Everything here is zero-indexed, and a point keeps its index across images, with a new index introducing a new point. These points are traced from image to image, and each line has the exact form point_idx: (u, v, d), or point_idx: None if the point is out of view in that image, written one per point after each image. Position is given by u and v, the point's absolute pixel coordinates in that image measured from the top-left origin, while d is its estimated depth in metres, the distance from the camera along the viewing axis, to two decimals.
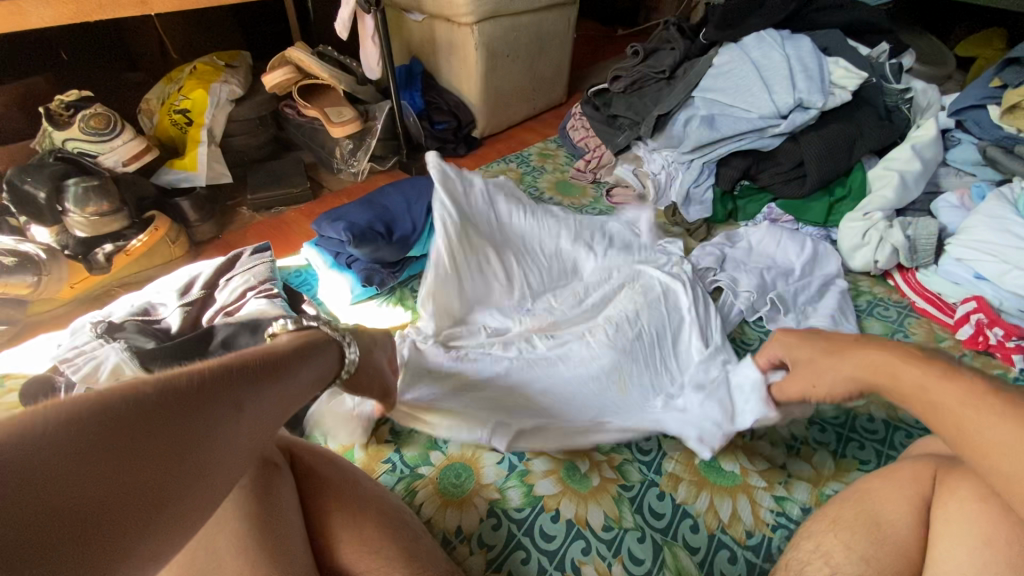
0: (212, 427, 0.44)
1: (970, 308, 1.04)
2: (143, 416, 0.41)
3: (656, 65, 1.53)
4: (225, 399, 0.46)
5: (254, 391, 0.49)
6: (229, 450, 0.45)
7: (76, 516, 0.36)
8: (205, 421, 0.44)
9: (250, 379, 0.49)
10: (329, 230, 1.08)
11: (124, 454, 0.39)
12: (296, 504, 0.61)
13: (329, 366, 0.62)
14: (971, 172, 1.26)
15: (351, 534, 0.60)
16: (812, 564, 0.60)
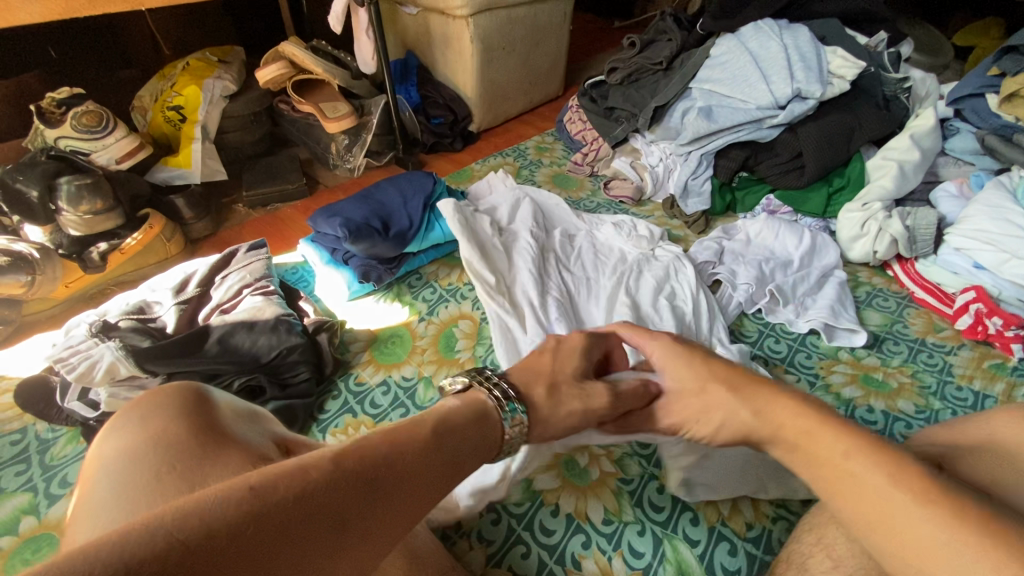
0: (335, 546, 0.39)
1: (969, 298, 1.03)
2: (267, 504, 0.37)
3: (653, 56, 1.52)
4: (348, 509, 0.41)
5: (386, 482, 0.44)
6: (355, 536, 0.41)
7: None
8: (328, 541, 0.39)
9: (377, 471, 0.44)
10: (325, 226, 1.08)
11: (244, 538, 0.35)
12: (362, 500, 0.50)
13: (478, 443, 0.56)
14: (970, 161, 1.25)
15: None
16: (813, 557, 0.60)
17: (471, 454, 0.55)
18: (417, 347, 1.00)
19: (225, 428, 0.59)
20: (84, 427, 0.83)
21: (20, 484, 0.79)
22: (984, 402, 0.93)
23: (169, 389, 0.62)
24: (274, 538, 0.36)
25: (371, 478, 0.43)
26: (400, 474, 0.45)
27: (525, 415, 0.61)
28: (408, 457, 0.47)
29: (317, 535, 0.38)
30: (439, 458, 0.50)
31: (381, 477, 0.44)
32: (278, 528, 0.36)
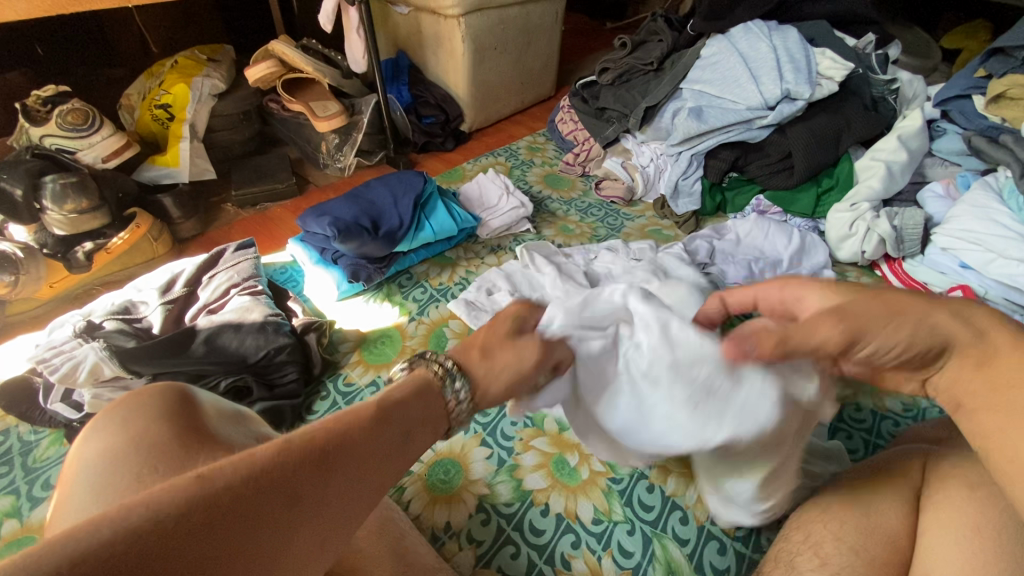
0: (286, 529, 0.38)
1: (956, 297, 1.04)
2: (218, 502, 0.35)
3: (644, 57, 1.53)
4: (299, 493, 0.39)
5: (342, 466, 0.42)
6: (311, 526, 0.39)
7: None
8: (278, 528, 0.37)
9: (334, 461, 0.41)
10: (314, 225, 1.07)
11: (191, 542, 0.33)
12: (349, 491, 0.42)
13: (428, 416, 0.51)
14: (957, 162, 1.27)
15: None
16: (801, 554, 0.60)
17: (429, 429, 0.51)
18: (407, 347, 0.99)
19: (207, 427, 0.58)
20: (67, 429, 0.82)
21: (2, 487, 0.77)
22: None
23: (152, 389, 0.62)
24: (220, 533, 0.35)
25: (322, 462, 0.41)
26: (354, 460, 0.43)
27: (468, 392, 0.53)
28: (364, 440, 0.44)
29: (267, 523, 0.37)
30: (395, 436, 0.46)
31: (335, 463, 0.41)
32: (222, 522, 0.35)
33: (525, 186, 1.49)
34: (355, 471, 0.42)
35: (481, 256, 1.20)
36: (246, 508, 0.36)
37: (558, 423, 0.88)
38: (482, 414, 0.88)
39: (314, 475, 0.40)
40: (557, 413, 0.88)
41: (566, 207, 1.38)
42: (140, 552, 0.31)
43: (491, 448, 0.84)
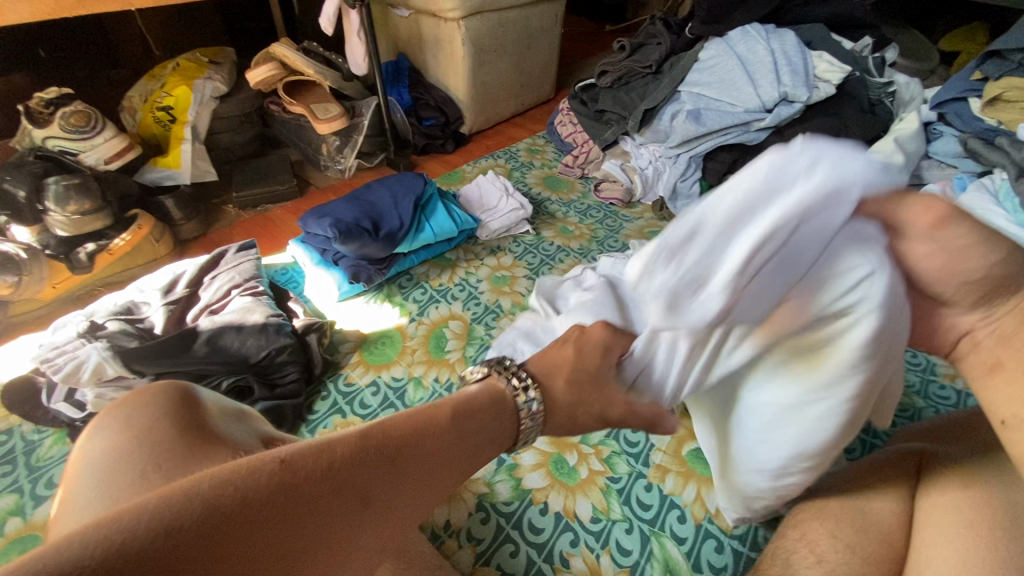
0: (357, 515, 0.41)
1: None
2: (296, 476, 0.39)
3: (643, 60, 1.54)
4: (372, 488, 0.42)
5: (408, 464, 0.45)
6: (377, 519, 0.42)
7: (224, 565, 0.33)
8: (350, 513, 0.40)
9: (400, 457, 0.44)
10: (315, 227, 1.08)
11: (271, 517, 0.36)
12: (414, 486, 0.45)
13: (497, 428, 0.54)
14: (953, 164, 1.27)
15: None
16: (797, 552, 0.60)
17: (493, 438, 0.53)
18: (407, 348, 1.00)
19: (209, 423, 0.59)
20: (71, 428, 0.83)
21: (6, 485, 0.78)
22: (966, 400, 0.95)
23: (158, 386, 0.63)
24: (298, 510, 0.38)
25: (390, 456, 0.44)
26: (417, 458, 0.46)
27: (541, 404, 0.56)
28: (429, 444, 0.47)
29: (339, 507, 0.40)
30: (457, 440, 0.49)
31: (403, 462, 0.44)
32: (302, 499, 0.38)
33: (524, 188, 1.50)
34: (418, 468, 0.45)
35: (481, 258, 1.21)
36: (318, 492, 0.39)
37: None
38: None
39: (384, 467, 0.43)
40: None
41: (565, 208, 1.38)
42: (227, 517, 0.35)
43: None
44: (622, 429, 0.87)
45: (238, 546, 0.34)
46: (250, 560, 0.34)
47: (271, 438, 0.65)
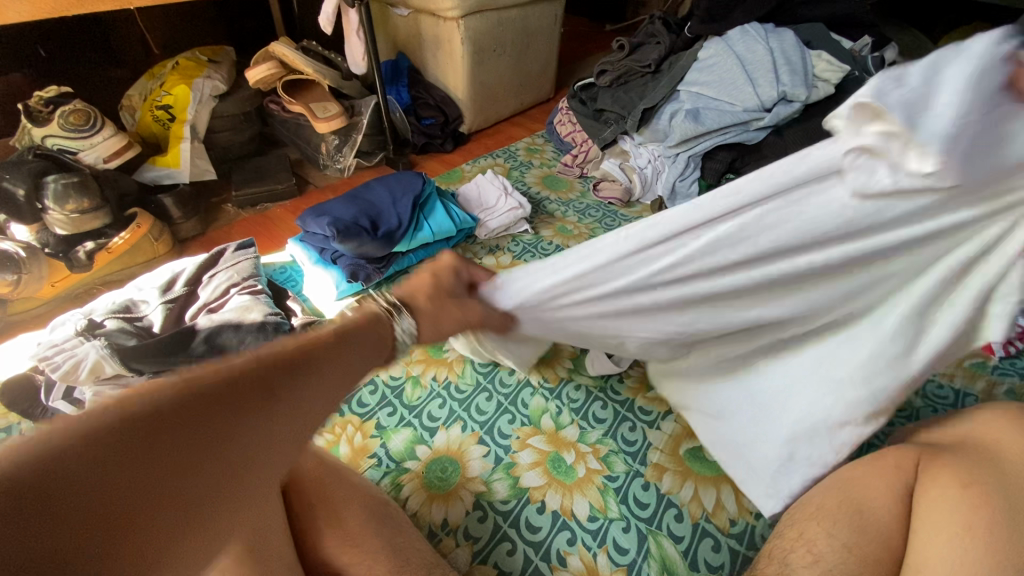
0: (242, 455, 0.40)
1: None
2: (182, 410, 0.36)
3: (642, 59, 1.54)
4: (270, 401, 0.41)
5: (294, 383, 0.43)
6: (262, 449, 0.41)
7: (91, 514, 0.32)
8: (228, 433, 0.39)
9: (290, 378, 0.43)
10: (313, 226, 1.08)
11: (153, 469, 0.35)
12: (301, 408, 0.44)
13: (376, 348, 0.54)
14: None
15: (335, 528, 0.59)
16: (794, 551, 0.61)
17: (372, 360, 0.54)
18: None
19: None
20: None
21: None
22: (964, 400, 0.95)
23: None
24: (173, 432, 0.35)
25: (268, 385, 0.41)
26: (297, 375, 0.44)
27: (413, 329, 0.57)
28: (314, 365, 0.46)
29: (217, 430, 0.38)
30: (341, 360, 0.49)
31: (286, 386, 0.43)
32: (173, 439, 0.35)
33: (523, 187, 1.50)
34: (299, 380, 0.44)
35: (480, 257, 1.21)
36: (202, 427, 0.37)
37: (555, 422, 0.88)
38: (480, 413, 0.88)
39: (265, 393, 0.41)
40: (554, 411, 0.88)
41: (564, 208, 1.39)
42: (96, 448, 0.32)
43: (488, 446, 0.84)
44: (620, 428, 0.86)
45: (115, 479, 0.33)
46: (136, 496, 0.34)
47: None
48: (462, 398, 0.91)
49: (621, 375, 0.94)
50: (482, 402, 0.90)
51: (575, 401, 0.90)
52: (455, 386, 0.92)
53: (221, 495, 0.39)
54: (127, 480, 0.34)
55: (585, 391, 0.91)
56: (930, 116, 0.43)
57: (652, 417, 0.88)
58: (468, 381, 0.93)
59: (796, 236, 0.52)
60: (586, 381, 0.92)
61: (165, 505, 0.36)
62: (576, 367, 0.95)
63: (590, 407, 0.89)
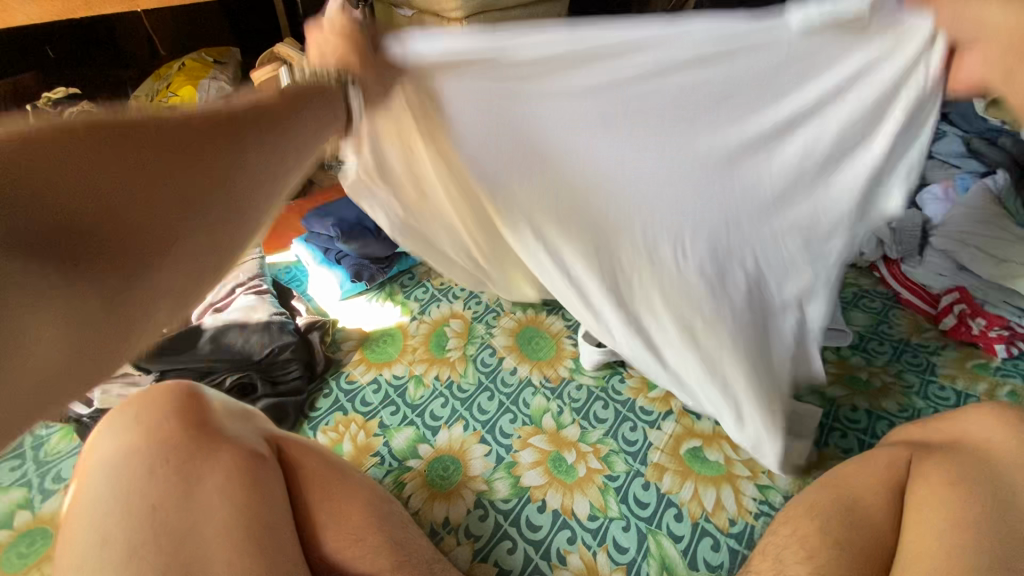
0: (210, 180, 0.51)
1: (953, 299, 1.06)
2: (121, 143, 0.47)
3: None
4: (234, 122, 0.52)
5: (260, 138, 0.53)
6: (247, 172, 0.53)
7: (75, 214, 0.45)
8: (194, 174, 0.50)
9: (251, 146, 0.53)
10: (318, 225, 1.11)
11: (112, 179, 0.46)
12: (257, 150, 0.53)
13: (328, 124, 0.57)
14: (956, 164, 1.24)
15: (337, 524, 0.61)
16: (787, 548, 0.61)
17: (326, 123, 0.57)
18: (408, 346, 1.00)
19: (214, 419, 0.62)
20: (78, 424, 0.84)
21: (15, 480, 0.80)
22: (966, 401, 0.95)
23: (162, 386, 0.64)
24: (130, 143, 0.47)
25: (238, 131, 0.52)
26: (257, 128, 0.53)
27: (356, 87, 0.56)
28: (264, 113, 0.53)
29: (181, 165, 0.50)
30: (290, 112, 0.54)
31: (237, 142, 0.52)
32: (142, 160, 0.48)
33: None
34: (258, 134, 0.53)
35: None
36: (158, 159, 0.48)
37: (556, 421, 0.88)
38: (482, 412, 0.89)
39: (226, 133, 0.52)
40: (555, 411, 0.89)
41: None
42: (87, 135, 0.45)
43: (489, 445, 0.85)
44: (621, 429, 0.87)
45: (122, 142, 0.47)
46: (139, 190, 0.48)
47: (275, 435, 0.68)
48: (464, 397, 0.92)
49: (623, 375, 0.94)
50: (483, 401, 0.91)
51: (576, 400, 0.90)
52: (457, 385, 0.93)
53: (203, 185, 0.51)
54: (103, 195, 0.46)
55: (586, 391, 0.92)
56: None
57: (653, 417, 0.88)
58: (470, 381, 0.94)
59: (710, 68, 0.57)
60: (587, 381, 0.93)
61: (136, 222, 0.48)
62: (577, 367, 0.95)
63: (590, 406, 0.90)
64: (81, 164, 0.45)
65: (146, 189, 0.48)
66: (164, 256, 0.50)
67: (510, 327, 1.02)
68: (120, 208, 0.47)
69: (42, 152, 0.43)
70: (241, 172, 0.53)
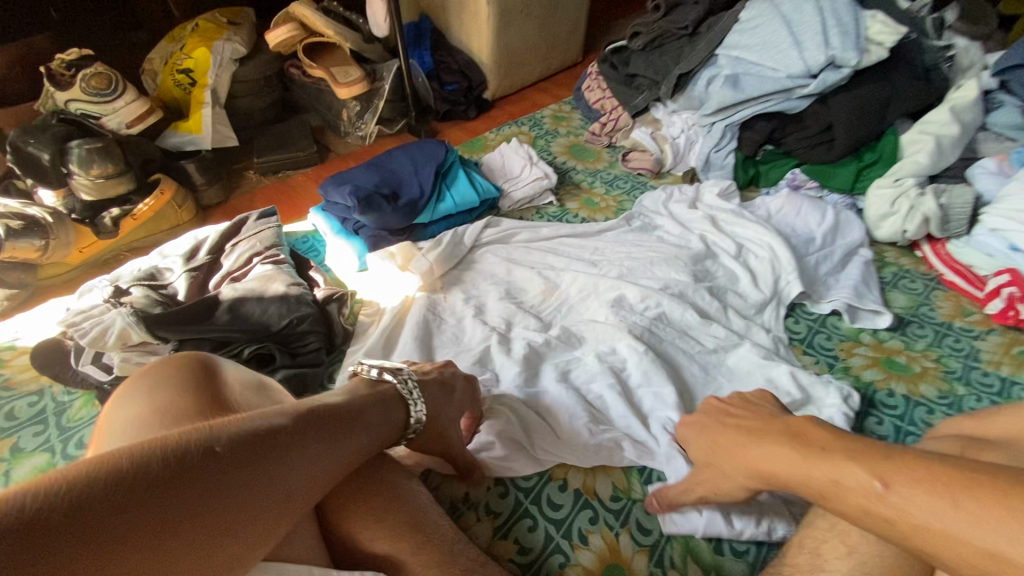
0: (252, 476, 0.46)
1: (1002, 282, 1.00)
2: (246, 446, 0.47)
3: (678, 21, 1.43)
4: (272, 442, 0.49)
5: (327, 444, 0.53)
6: (296, 481, 0.49)
7: (215, 508, 0.44)
8: (246, 473, 0.46)
9: (315, 443, 0.52)
10: (335, 195, 1.11)
11: (218, 503, 0.44)
12: (319, 473, 0.52)
13: (388, 426, 0.63)
14: (1013, 136, 1.21)
15: (356, 519, 0.59)
16: (824, 540, 0.60)
17: (379, 429, 0.61)
18: (451, 315, 0.98)
19: (249, 390, 0.63)
20: (99, 391, 0.83)
21: (37, 445, 0.78)
22: (1011, 389, 0.91)
23: (179, 358, 0.63)
24: (246, 465, 0.46)
25: (277, 442, 0.49)
26: (328, 432, 0.54)
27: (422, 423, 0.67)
28: (320, 418, 0.55)
29: (236, 471, 0.46)
30: (336, 426, 0.55)
31: (313, 447, 0.52)
32: (251, 480, 0.46)
33: (548, 157, 1.47)
34: (335, 441, 0.54)
35: (509, 227, 1.16)
36: (288, 462, 0.49)
37: None
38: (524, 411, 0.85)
39: (259, 447, 0.48)
40: None
41: (591, 178, 1.37)
42: (265, 447, 0.48)
43: None
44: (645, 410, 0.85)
45: (238, 481, 0.45)
46: (195, 507, 0.42)
47: None
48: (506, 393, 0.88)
49: None
50: None
51: None
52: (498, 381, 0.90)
53: (248, 508, 0.45)
54: (206, 498, 0.43)
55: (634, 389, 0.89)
56: (676, 253, 1.07)
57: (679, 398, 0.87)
58: None
59: (659, 254, 1.07)
60: None
61: (193, 520, 0.42)
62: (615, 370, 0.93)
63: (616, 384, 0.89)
64: (266, 481, 0.47)
65: (261, 501, 0.46)
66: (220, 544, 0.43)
67: (544, 311, 1.00)
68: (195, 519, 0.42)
69: (272, 439, 0.49)
70: (299, 480, 0.50)
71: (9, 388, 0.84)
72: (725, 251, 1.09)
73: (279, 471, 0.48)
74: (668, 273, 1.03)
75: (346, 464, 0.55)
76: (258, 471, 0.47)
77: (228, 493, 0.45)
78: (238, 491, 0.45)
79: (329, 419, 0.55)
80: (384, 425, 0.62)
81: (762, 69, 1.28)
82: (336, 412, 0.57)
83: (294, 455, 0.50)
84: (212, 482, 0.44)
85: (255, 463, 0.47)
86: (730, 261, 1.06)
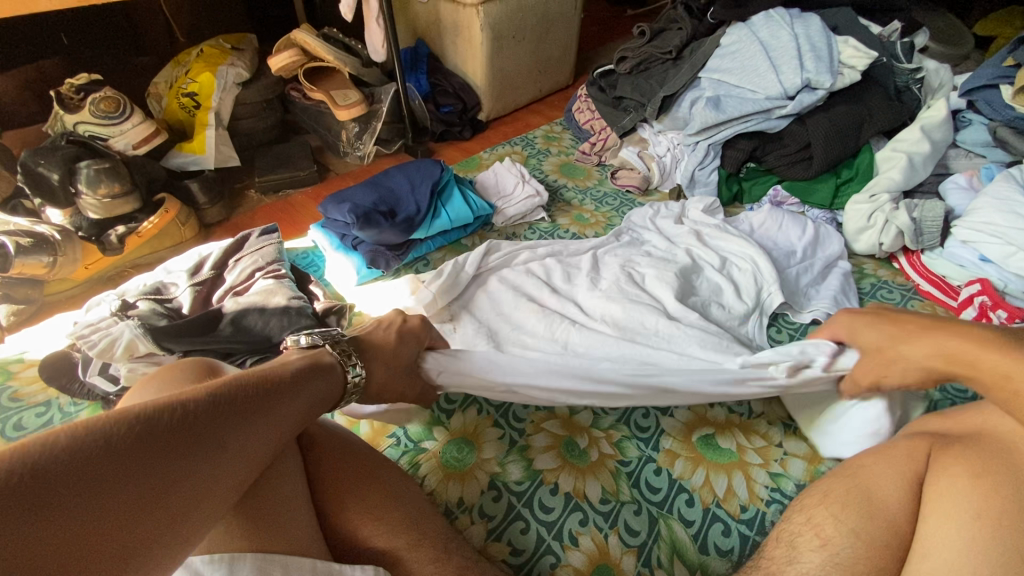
0: (190, 452, 0.48)
1: (974, 291, 1.06)
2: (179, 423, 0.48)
3: (663, 45, 1.52)
4: (205, 420, 0.50)
5: (259, 416, 0.55)
6: (232, 456, 0.51)
7: (154, 484, 0.45)
8: (183, 450, 0.48)
9: (248, 417, 0.54)
10: (335, 212, 1.16)
11: (159, 478, 0.46)
12: (255, 446, 0.54)
13: (330, 388, 0.65)
14: (981, 153, 1.27)
15: (355, 511, 0.62)
16: (802, 535, 0.63)
17: (319, 397, 0.63)
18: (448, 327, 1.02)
19: None
20: (105, 402, 0.86)
21: None
22: None
23: (184, 362, 0.67)
24: (183, 442, 0.48)
25: (211, 419, 0.51)
26: (260, 405, 0.55)
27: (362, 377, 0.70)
28: (252, 390, 0.55)
29: (174, 449, 0.47)
30: (271, 397, 0.57)
31: (246, 421, 0.53)
32: (189, 457, 0.48)
33: (540, 175, 1.52)
34: (268, 414, 0.56)
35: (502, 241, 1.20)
36: (224, 437, 0.51)
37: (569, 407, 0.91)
38: (517, 419, 0.88)
39: (192, 425, 0.49)
40: None
41: (581, 195, 1.42)
42: (199, 423, 0.50)
43: (503, 429, 0.87)
44: (633, 415, 0.89)
45: (178, 458, 0.47)
46: (135, 484, 0.44)
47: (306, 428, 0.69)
48: (499, 404, 0.91)
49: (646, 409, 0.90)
50: None
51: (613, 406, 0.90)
52: None
53: (189, 483, 0.47)
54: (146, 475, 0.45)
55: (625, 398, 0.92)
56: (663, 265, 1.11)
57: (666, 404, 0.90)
58: None
59: (648, 266, 1.11)
60: None
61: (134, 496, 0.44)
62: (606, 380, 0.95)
63: None
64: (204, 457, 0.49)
65: (201, 476, 0.48)
66: (163, 517, 0.45)
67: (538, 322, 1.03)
68: (136, 496, 0.44)
69: (204, 414, 0.50)
70: (235, 454, 0.51)
71: (17, 399, 0.87)
72: (710, 264, 1.13)
73: (213, 448, 0.50)
74: (658, 283, 1.06)
75: (281, 434, 0.56)
76: (194, 448, 0.48)
77: (166, 469, 0.46)
78: (176, 468, 0.47)
79: (250, 392, 0.55)
80: (326, 393, 0.64)
81: (742, 91, 1.34)
82: (271, 385, 0.58)
83: (228, 430, 0.51)
84: (150, 459, 0.45)
85: (191, 441, 0.48)
86: (715, 273, 1.11)
